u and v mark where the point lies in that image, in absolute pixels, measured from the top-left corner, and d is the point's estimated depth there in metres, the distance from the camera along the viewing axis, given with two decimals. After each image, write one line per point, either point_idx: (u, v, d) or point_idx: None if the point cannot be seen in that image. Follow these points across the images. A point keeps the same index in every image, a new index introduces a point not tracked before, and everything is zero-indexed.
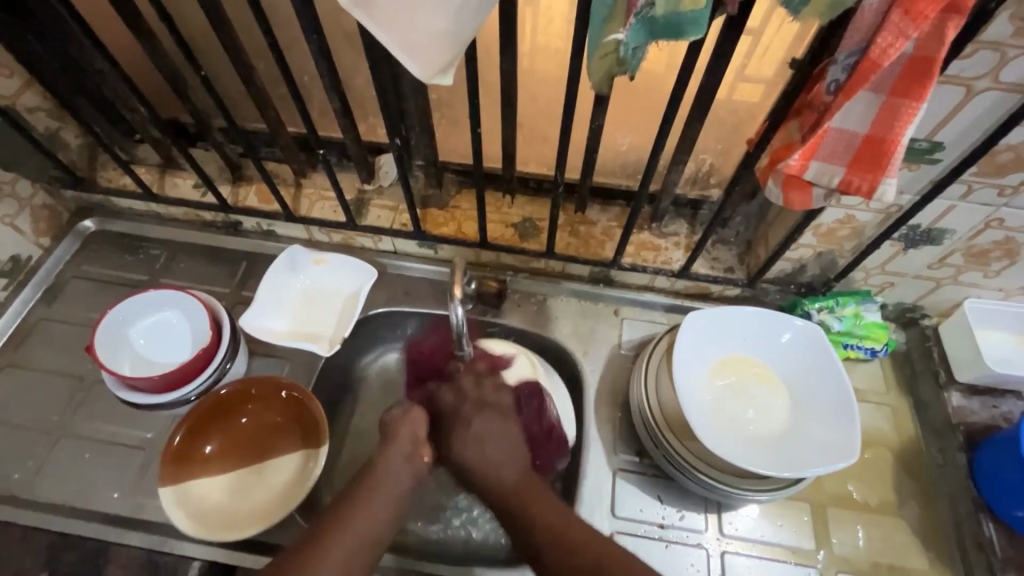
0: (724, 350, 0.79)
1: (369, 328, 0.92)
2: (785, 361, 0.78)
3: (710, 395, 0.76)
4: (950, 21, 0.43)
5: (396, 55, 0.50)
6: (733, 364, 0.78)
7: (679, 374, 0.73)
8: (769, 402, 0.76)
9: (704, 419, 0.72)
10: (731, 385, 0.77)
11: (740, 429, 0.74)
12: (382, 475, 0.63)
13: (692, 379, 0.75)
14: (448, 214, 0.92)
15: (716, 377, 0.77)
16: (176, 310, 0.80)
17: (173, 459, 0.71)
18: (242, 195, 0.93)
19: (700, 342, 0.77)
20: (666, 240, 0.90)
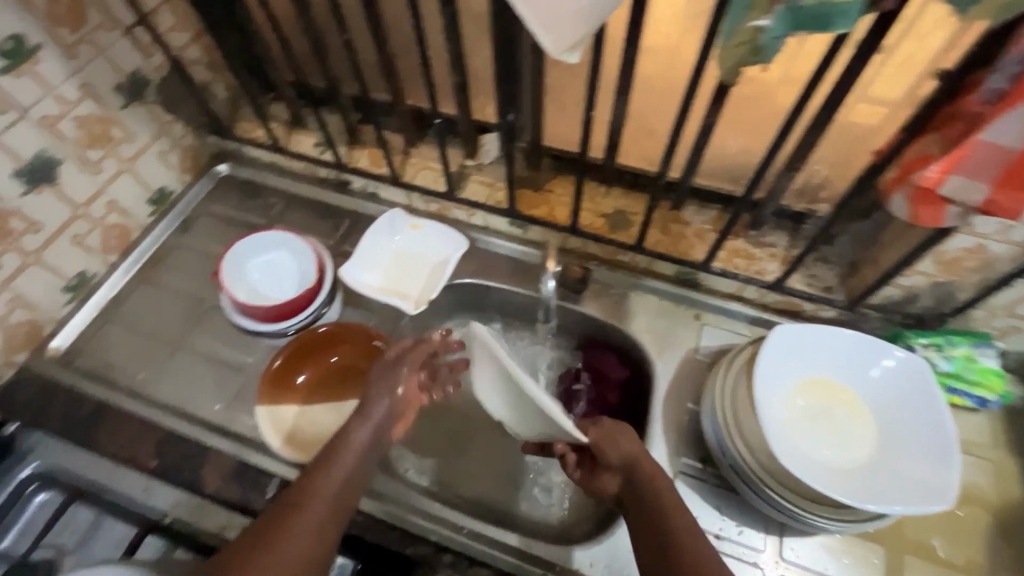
0: (810, 371, 0.75)
1: (452, 295, 0.97)
2: (877, 391, 0.73)
3: (790, 413, 0.72)
4: None
5: (531, 28, 0.52)
6: (818, 386, 0.75)
7: (760, 386, 0.70)
8: (853, 431, 0.72)
9: (779, 435, 0.69)
10: (812, 407, 0.73)
11: (819, 454, 0.70)
12: (351, 442, 0.68)
13: (773, 394, 0.72)
14: (542, 197, 0.94)
15: (798, 396, 0.74)
16: (287, 252, 0.88)
17: (272, 381, 0.80)
18: (355, 156, 1.01)
19: (785, 359, 0.74)
20: (761, 251, 0.87)
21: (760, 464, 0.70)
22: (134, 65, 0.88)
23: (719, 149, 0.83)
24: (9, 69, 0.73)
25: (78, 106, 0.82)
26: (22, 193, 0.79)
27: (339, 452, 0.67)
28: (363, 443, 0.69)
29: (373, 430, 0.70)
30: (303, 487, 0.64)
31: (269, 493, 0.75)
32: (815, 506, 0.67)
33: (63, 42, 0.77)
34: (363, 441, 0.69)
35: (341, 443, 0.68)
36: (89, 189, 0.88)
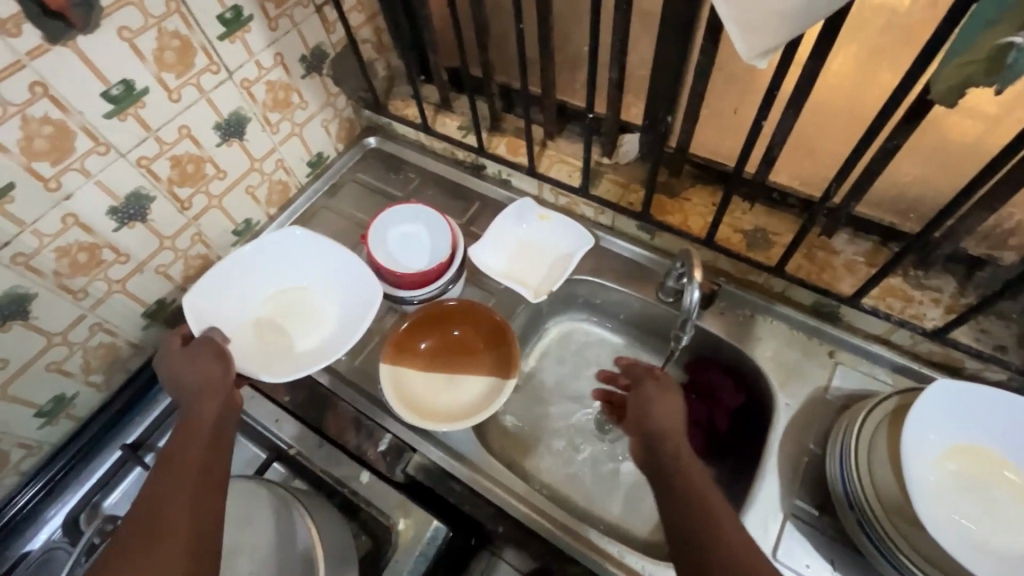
0: (970, 439, 0.66)
1: (569, 290, 0.99)
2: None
3: (937, 480, 0.65)
4: None
5: (728, 29, 0.51)
6: (978, 458, 0.66)
7: (907, 442, 0.64)
8: (1021, 513, 0.63)
9: (924, 501, 0.62)
10: (970, 480, 0.65)
11: (979, 534, 0.62)
12: (188, 435, 0.67)
13: (921, 454, 0.65)
14: (678, 205, 0.92)
15: (950, 463, 0.66)
16: (425, 227, 0.93)
17: (397, 343, 0.82)
18: (494, 143, 1.04)
19: (942, 421, 0.66)
20: (921, 293, 0.79)
21: (904, 536, 0.63)
22: (317, 40, 0.97)
23: (892, 177, 0.75)
24: (227, 36, 0.82)
25: (270, 72, 0.92)
26: (217, 144, 0.89)
27: (177, 449, 0.65)
28: (208, 421, 0.69)
29: (219, 420, 0.70)
30: (155, 492, 0.60)
31: (381, 446, 0.81)
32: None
33: (269, 15, 0.87)
34: (206, 425, 0.68)
35: (186, 429, 0.67)
36: (266, 147, 0.98)
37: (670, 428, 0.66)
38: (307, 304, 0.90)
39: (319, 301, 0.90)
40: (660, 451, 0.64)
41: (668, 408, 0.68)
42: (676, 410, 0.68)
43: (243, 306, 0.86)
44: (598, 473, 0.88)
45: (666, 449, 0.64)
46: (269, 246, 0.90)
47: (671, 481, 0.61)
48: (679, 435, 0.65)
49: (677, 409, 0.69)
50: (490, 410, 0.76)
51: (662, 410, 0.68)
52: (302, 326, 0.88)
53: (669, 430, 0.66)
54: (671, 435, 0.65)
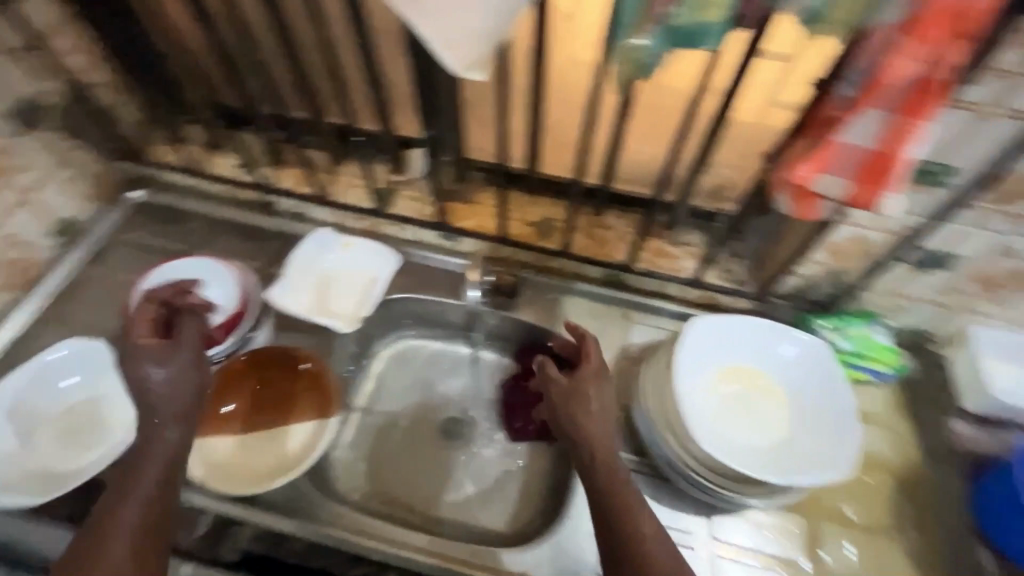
0: (724, 369, 0.80)
1: (390, 312, 0.95)
2: (784, 366, 0.79)
3: (713, 402, 0.77)
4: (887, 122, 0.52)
5: (434, 46, 0.54)
6: (734, 379, 0.80)
7: (680, 380, 0.75)
8: (777, 411, 0.77)
9: (702, 424, 0.74)
10: (736, 403, 0.78)
11: (751, 444, 0.75)
12: (150, 454, 0.64)
13: (695, 386, 0.77)
14: (471, 209, 0.97)
15: (720, 385, 0.79)
16: (207, 279, 0.86)
17: (201, 413, 0.77)
18: (279, 177, 0.99)
19: (707, 353, 0.79)
20: (678, 249, 0.92)
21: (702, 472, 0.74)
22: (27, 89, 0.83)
23: (633, 157, 0.87)
24: None
25: None
26: None
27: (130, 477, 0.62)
28: (150, 479, 0.63)
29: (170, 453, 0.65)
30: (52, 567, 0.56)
31: (201, 529, 0.72)
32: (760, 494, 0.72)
33: None
34: (160, 453, 0.65)
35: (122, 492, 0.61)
36: None
37: (604, 435, 0.66)
38: (90, 419, 0.78)
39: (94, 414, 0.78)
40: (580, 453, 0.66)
41: (592, 417, 0.67)
42: (606, 416, 0.68)
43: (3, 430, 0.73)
44: (449, 484, 0.88)
45: (583, 453, 0.66)
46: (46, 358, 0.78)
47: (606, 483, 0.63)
48: (604, 445, 0.66)
49: (608, 414, 0.68)
50: (316, 452, 0.74)
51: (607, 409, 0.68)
52: (78, 440, 0.76)
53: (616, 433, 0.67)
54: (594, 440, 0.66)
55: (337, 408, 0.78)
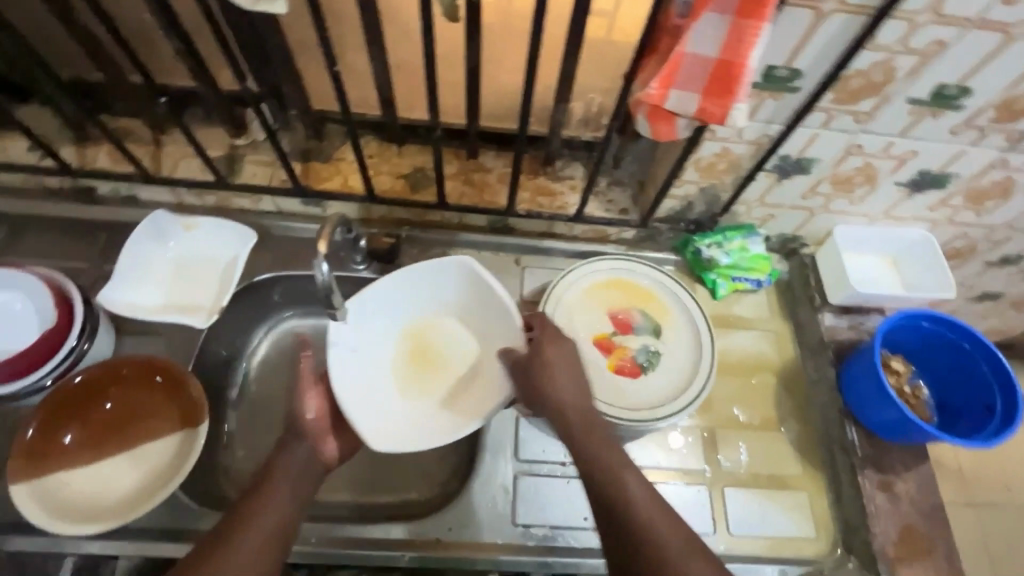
0: (378, 362, 0.76)
1: (257, 295, 0.85)
2: (393, 304, 0.77)
3: (387, 367, 0.77)
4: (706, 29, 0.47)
5: None
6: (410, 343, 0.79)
7: (341, 364, 0.72)
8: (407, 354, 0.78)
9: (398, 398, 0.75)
10: (371, 383, 0.75)
11: (463, 389, 0.76)
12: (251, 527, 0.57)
13: (377, 356, 0.77)
14: (333, 167, 0.86)
15: (385, 347, 0.78)
16: (17, 293, 0.71)
17: (27, 456, 0.63)
18: (90, 156, 0.83)
19: (368, 315, 0.75)
20: (561, 184, 0.88)
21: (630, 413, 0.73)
22: None
23: None
24: None
25: None
26: None
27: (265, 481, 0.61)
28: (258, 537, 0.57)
29: (303, 462, 0.65)
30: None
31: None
32: (689, 397, 0.74)
33: None
34: (292, 460, 0.64)
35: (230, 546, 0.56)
36: None
37: (568, 394, 0.66)
38: None
39: None
40: (566, 424, 0.64)
41: (563, 376, 0.67)
42: (573, 372, 0.68)
43: None
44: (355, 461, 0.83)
45: (574, 422, 0.64)
46: None
47: (591, 446, 0.62)
48: (579, 410, 0.65)
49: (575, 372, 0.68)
50: (188, 464, 0.65)
51: (563, 378, 0.66)
52: None
53: (559, 387, 0.66)
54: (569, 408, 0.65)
55: (203, 413, 0.68)
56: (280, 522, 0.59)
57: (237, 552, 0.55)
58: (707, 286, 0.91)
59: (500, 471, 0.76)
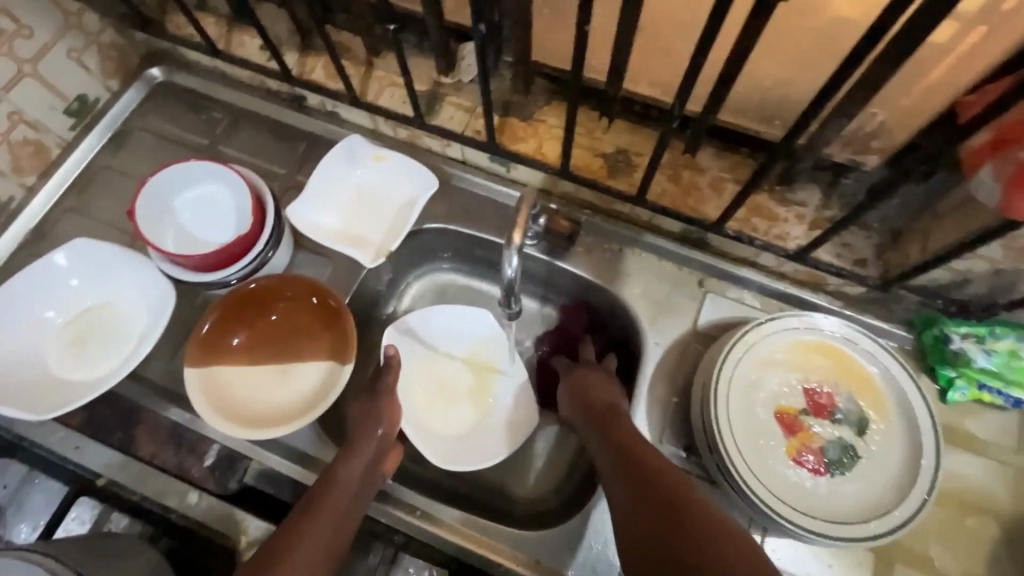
0: (409, 392, 0.76)
1: (419, 242, 0.82)
2: (438, 331, 0.79)
3: (419, 398, 0.76)
4: None
5: None
6: (430, 379, 0.78)
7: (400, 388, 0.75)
8: (456, 376, 0.79)
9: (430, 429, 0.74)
10: (419, 404, 0.76)
11: (481, 418, 0.76)
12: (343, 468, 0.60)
13: (412, 387, 0.77)
14: (531, 128, 0.78)
15: (416, 378, 0.78)
16: (223, 187, 0.75)
17: (203, 345, 0.68)
18: (308, 66, 0.84)
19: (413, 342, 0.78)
20: (787, 210, 0.72)
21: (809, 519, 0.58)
22: None
23: (752, 82, 0.65)
24: None
25: None
26: None
27: (332, 485, 0.58)
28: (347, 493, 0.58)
29: (367, 467, 0.61)
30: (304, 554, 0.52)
31: (208, 461, 0.68)
32: (883, 523, 0.58)
33: None
34: (353, 472, 0.60)
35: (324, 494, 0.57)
36: None
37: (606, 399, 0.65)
38: (104, 329, 0.73)
39: (108, 326, 0.73)
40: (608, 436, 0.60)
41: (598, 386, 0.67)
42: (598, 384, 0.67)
43: (22, 330, 0.71)
44: None
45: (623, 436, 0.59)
46: (79, 255, 0.73)
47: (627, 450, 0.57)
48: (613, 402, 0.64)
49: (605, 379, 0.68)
50: (328, 401, 0.66)
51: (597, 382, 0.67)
52: (87, 353, 0.72)
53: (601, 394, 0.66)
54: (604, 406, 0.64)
55: (351, 355, 0.68)
56: (335, 536, 0.55)
57: (333, 499, 0.57)
58: (938, 382, 0.70)
59: None
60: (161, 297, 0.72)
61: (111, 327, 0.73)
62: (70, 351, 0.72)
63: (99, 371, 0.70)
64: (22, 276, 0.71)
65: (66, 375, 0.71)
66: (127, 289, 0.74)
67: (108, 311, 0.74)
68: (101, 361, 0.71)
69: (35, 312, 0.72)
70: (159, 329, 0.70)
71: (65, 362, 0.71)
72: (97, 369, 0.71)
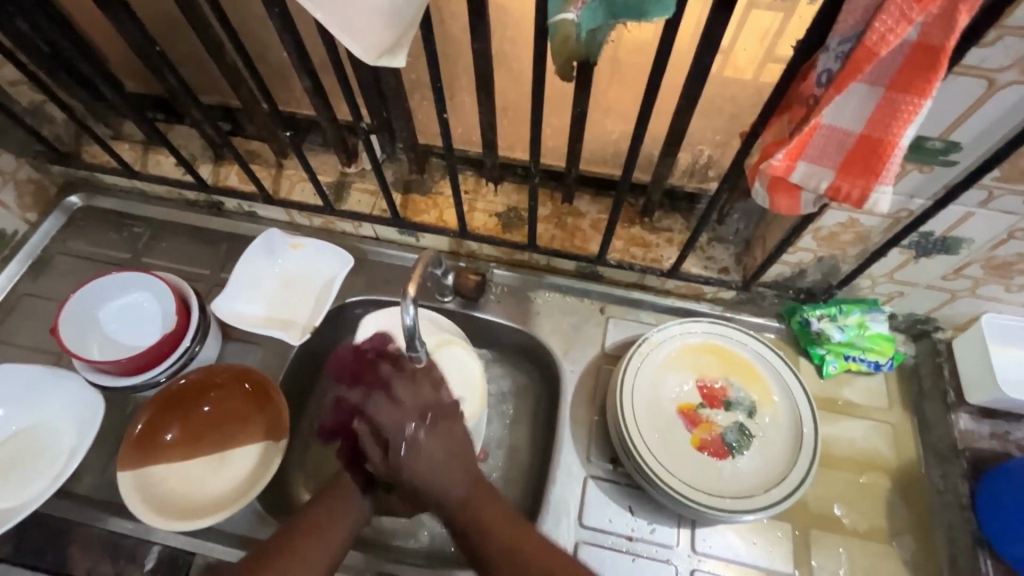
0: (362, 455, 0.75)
1: (345, 316, 0.89)
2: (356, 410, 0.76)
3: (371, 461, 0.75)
4: (874, 97, 0.41)
5: (334, 34, 0.45)
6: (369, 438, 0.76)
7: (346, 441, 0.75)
8: None
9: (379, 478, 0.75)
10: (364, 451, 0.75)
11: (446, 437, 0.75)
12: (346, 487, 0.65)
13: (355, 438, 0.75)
14: (431, 201, 0.88)
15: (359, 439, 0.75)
16: (146, 293, 0.79)
17: (135, 445, 0.70)
18: (222, 174, 0.92)
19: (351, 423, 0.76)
20: (657, 236, 0.85)
21: (729, 494, 0.67)
22: None
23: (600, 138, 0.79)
24: None
25: None
26: None
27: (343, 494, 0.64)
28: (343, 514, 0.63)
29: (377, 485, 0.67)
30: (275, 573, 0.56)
31: (148, 565, 0.68)
32: (783, 489, 0.66)
33: None
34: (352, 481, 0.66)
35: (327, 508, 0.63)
36: None
37: (445, 462, 0.59)
38: (28, 451, 0.73)
39: (32, 446, 0.73)
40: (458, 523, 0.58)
41: (434, 451, 0.59)
42: (453, 442, 0.60)
43: None
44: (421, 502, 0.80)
45: (484, 515, 0.58)
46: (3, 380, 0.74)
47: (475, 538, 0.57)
48: (449, 489, 0.58)
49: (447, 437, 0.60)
50: (265, 479, 0.69)
51: (430, 447, 0.58)
52: (10, 476, 0.72)
53: (446, 487, 0.58)
54: (443, 485, 0.58)
55: (285, 430, 0.71)
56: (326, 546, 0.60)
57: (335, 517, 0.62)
58: (813, 361, 0.81)
59: (561, 537, 0.71)
60: (89, 408, 0.74)
61: (36, 447, 0.73)
62: None
63: (22, 495, 0.70)
64: None
65: None
66: (53, 408, 0.75)
67: (34, 431, 0.74)
68: (27, 482, 0.71)
69: None
70: (86, 442, 0.70)
71: None
72: (22, 492, 0.70)
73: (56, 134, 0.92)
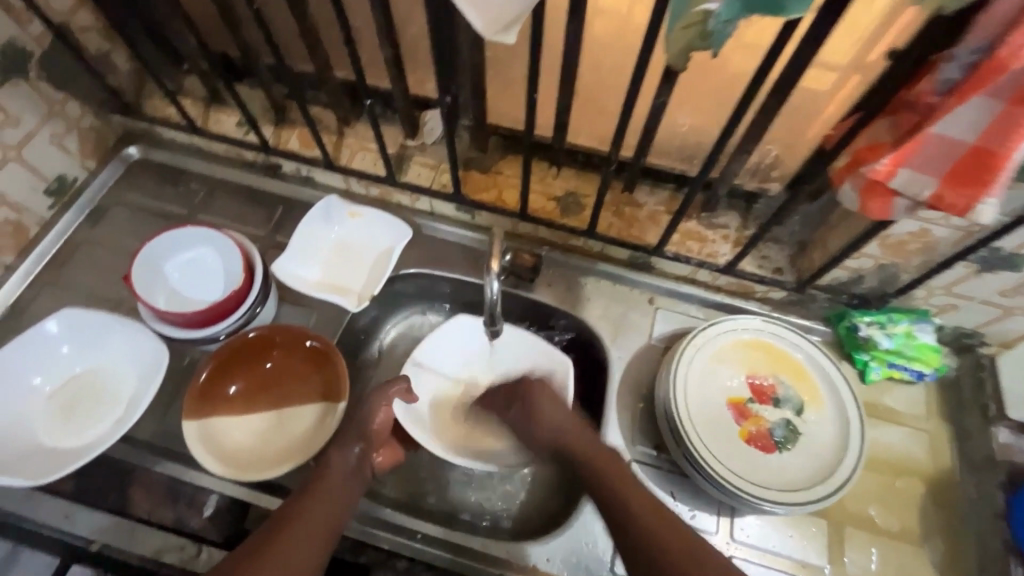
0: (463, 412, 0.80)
1: (397, 287, 0.90)
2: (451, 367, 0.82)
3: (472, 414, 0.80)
4: (996, 109, 0.42)
5: (459, 5, 0.46)
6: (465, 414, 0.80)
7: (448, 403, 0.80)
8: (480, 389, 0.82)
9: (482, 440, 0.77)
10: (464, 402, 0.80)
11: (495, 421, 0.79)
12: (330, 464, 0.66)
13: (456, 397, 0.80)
14: (490, 179, 0.89)
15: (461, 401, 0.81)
16: (210, 249, 0.80)
17: (199, 395, 0.71)
18: (284, 137, 0.92)
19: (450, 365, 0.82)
20: (713, 232, 0.85)
21: (775, 485, 0.69)
22: (7, 35, 0.75)
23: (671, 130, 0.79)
24: None
25: None
26: None
27: (331, 462, 0.66)
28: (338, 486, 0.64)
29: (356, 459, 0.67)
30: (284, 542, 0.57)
31: (207, 511, 0.70)
32: (829, 485, 0.68)
33: None
34: (344, 463, 0.66)
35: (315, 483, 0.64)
36: None
37: (558, 421, 0.71)
38: (91, 396, 0.75)
39: (96, 391, 0.75)
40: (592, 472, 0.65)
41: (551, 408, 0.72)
42: (570, 415, 0.71)
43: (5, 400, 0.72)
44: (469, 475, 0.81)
45: (621, 486, 0.62)
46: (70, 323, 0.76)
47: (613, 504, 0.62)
48: (567, 427, 0.70)
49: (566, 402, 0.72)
50: (324, 439, 0.70)
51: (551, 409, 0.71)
52: (74, 417, 0.73)
53: (561, 423, 0.70)
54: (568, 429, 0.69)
55: (344, 394, 0.72)
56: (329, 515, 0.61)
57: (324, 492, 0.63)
58: (856, 366, 0.82)
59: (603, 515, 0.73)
60: (151, 358, 0.75)
61: (100, 392, 0.75)
62: (57, 417, 0.73)
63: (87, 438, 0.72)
64: (9, 346, 0.72)
65: (54, 440, 0.72)
66: (117, 355, 0.76)
67: (99, 376, 0.76)
68: (92, 426, 0.73)
69: (24, 382, 0.74)
70: (148, 395, 0.71)
71: (51, 428, 0.72)
72: (88, 434, 0.72)
73: (120, 83, 0.92)
